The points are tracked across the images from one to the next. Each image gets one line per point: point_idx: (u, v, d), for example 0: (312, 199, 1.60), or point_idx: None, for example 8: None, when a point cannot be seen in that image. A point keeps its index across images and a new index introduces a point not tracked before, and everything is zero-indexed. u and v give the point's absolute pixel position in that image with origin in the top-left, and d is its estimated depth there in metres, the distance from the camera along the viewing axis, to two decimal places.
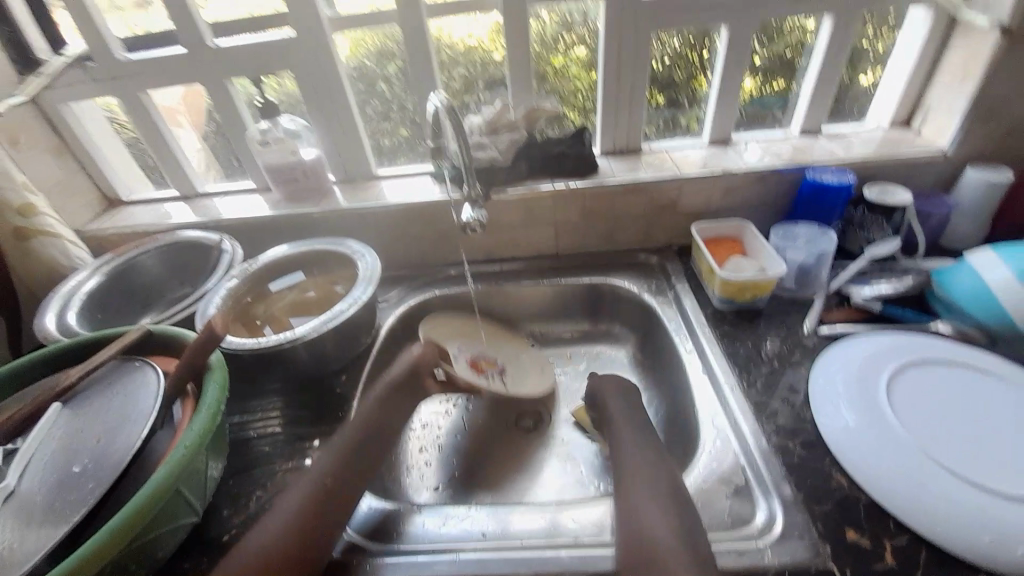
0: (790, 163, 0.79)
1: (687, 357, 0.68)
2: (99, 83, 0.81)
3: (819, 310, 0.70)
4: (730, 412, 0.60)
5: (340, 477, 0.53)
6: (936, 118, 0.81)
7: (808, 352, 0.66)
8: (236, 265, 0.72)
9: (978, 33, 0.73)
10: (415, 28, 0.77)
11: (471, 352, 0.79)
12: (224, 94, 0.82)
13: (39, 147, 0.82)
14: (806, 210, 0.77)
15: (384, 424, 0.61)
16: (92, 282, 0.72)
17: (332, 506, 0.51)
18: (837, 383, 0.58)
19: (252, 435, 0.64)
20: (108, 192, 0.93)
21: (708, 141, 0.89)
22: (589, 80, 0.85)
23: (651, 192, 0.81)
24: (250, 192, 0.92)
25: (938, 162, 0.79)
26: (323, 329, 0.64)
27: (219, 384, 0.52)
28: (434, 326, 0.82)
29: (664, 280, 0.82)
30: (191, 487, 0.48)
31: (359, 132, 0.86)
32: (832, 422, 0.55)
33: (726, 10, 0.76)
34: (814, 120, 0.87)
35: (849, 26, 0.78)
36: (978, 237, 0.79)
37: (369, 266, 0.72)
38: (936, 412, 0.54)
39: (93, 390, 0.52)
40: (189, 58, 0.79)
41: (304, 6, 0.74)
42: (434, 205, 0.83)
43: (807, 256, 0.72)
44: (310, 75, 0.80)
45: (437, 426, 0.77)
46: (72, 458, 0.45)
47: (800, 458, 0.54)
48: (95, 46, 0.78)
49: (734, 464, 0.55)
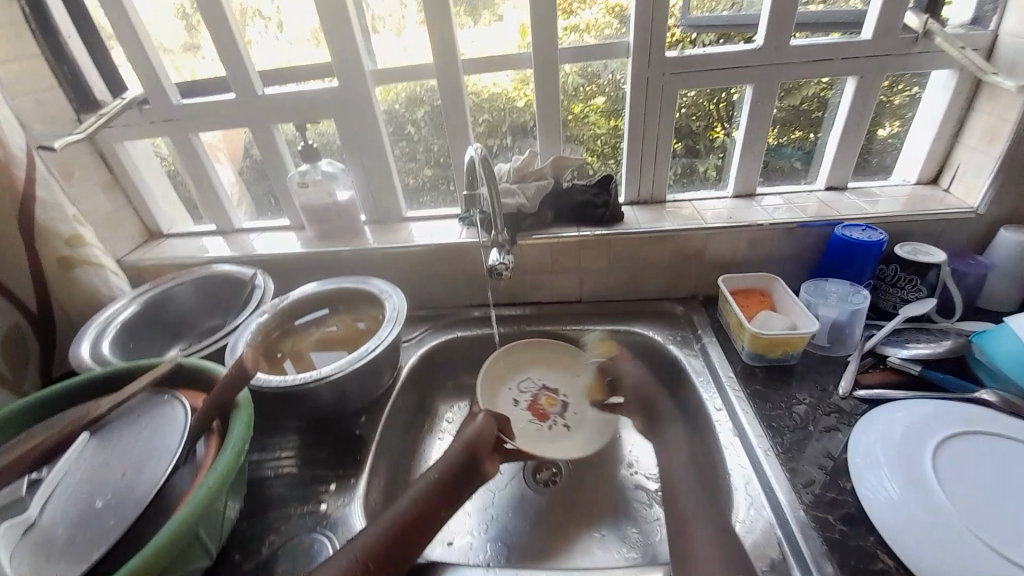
0: (818, 218, 0.79)
1: (716, 416, 0.66)
2: (153, 125, 0.87)
3: (854, 371, 0.68)
4: (763, 477, 0.57)
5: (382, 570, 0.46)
6: (966, 177, 0.80)
7: (844, 416, 0.63)
8: (266, 301, 0.74)
9: (1005, 97, 0.74)
10: (449, 80, 0.81)
11: (534, 392, 0.79)
12: (269, 138, 0.87)
13: (91, 182, 0.87)
14: (835, 266, 0.77)
15: (442, 507, 0.52)
16: (128, 310, 0.75)
17: None
18: (877, 452, 0.56)
19: (268, 474, 0.64)
20: (150, 225, 0.98)
21: (734, 193, 0.90)
22: (608, 127, 0.88)
23: (676, 242, 0.81)
24: (285, 230, 0.96)
25: (970, 221, 0.78)
26: (347, 369, 0.64)
27: (245, 423, 0.52)
28: (504, 357, 0.81)
29: (690, 332, 0.81)
30: (207, 530, 0.47)
31: (389, 174, 0.90)
32: (874, 493, 0.52)
33: (749, 68, 0.79)
34: (839, 176, 0.88)
35: (872, 87, 0.79)
36: (1016, 298, 0.77)
37: (396, 307, 0.73)
38: (994, 488, 0.50)
39: (121, 421, 0.53)
40: (237, 103, 0.84)
41: (349, 60, 0.79)
42: (460, 247, 0.84)
43: (840, 313, 0.71)
44: (349, 122, 0.85)
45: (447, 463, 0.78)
46: (95, 492, 0.45)
47: (841, 534, 0.51)
48: (152, 90, 0.83)
49: (770, 536, 0.52)
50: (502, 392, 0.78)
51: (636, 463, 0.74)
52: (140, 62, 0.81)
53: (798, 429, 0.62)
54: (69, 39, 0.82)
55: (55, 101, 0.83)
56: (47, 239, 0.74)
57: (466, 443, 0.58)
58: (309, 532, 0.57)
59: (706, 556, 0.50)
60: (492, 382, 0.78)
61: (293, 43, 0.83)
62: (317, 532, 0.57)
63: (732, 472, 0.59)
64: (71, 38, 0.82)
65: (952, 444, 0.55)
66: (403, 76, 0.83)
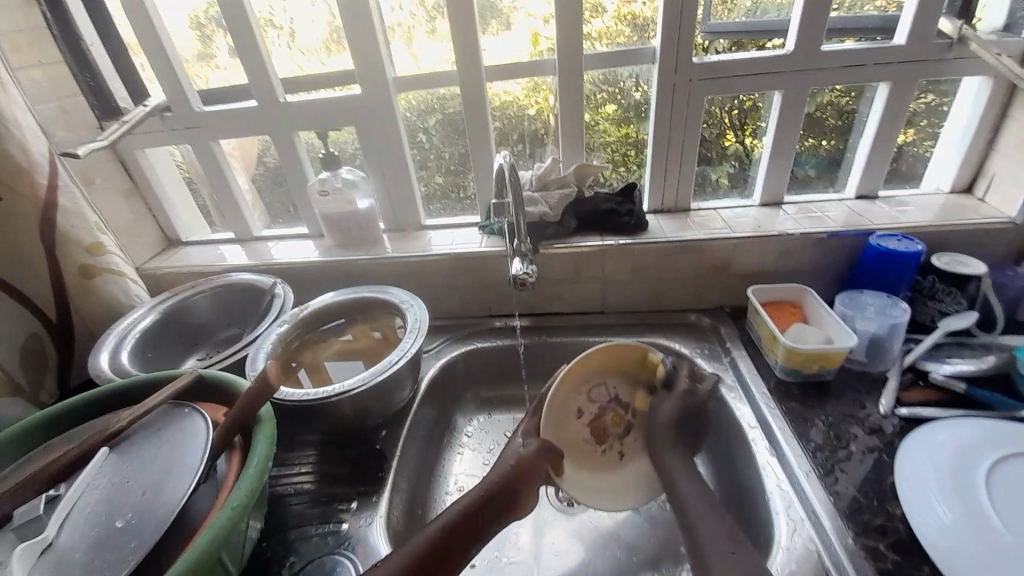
0: (851, 228, 0.77)
1: (751, 434, 0.64)
2: (174, 132, 0.86)
3: (894, 388, 0.66)
4: (805, 500, 0.55)
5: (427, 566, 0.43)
6: (1002, 186, 0.78)
7: (886, 436, 0.61)
8: (287, 310, 0.73)
9: None
10: (470, 88, 0.80)
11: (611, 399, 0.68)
12: (290, 146, 0.87)
13: (112, 190, 0.87)
14: (871, 277, 0.74)
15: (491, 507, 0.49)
16: (147, 320, 0.74)
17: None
18: (927, 476, 0.53)
19: (289, 492, 0.62)
20: (168, 233, 0.97)
21: (760, 202, 0.88)
22: (621, 134, 0.87)
23: (703, 252, 0.79)
24: (304, 238, 0.95)
25: (1009, 231, 0.76)
26: (371, 382, 0.62)
27: (268, 438, 0.51)
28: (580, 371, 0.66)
29: (718, 344, 0.79)
30: (230, 552, 0.45)
31: (409, 181, 0.88)
32: (924, 520, 0.50)
33: (774, 75, 0.77)
34: (869, 185, 0.86)
35: (904, 93, 0.77)
36: None
37: (418, 317, 0.71)
38: None
39: (141, 436, 0.51)
40: (257, 110, 0.83)
41: (370, 67, 0.79)
42: (481, 256, 0.83)
43: (878, 327, 0.68)
44: (368, 129, 0.84)
45: (467, 476, 0.77)
46: (115, 511, 0.44)
47: (894, 564, 0.48)
48: (175, 98, 0.83)
49: (816, 566, 0.49)
50: (568, 411, 0.66)
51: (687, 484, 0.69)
52: (163, 69, 0.81)
53: (838, 449, 0.60)
54: (92, 46, 0.82)
55: (77, 108, 0.83)
56: (68, 247, 0.74)
57: (507, 473, 0.52)
58: (330, 553, 0.55)
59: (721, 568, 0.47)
60: (557, 407, 0.65)
61: (309, 53, 0.82)
62: (338, 554, 0.55)
63: (771, 496, 0.56)
64: (94, 45, 0.82)
65: (1008, 468, 0.52)
66: (422, 83, 0.82)
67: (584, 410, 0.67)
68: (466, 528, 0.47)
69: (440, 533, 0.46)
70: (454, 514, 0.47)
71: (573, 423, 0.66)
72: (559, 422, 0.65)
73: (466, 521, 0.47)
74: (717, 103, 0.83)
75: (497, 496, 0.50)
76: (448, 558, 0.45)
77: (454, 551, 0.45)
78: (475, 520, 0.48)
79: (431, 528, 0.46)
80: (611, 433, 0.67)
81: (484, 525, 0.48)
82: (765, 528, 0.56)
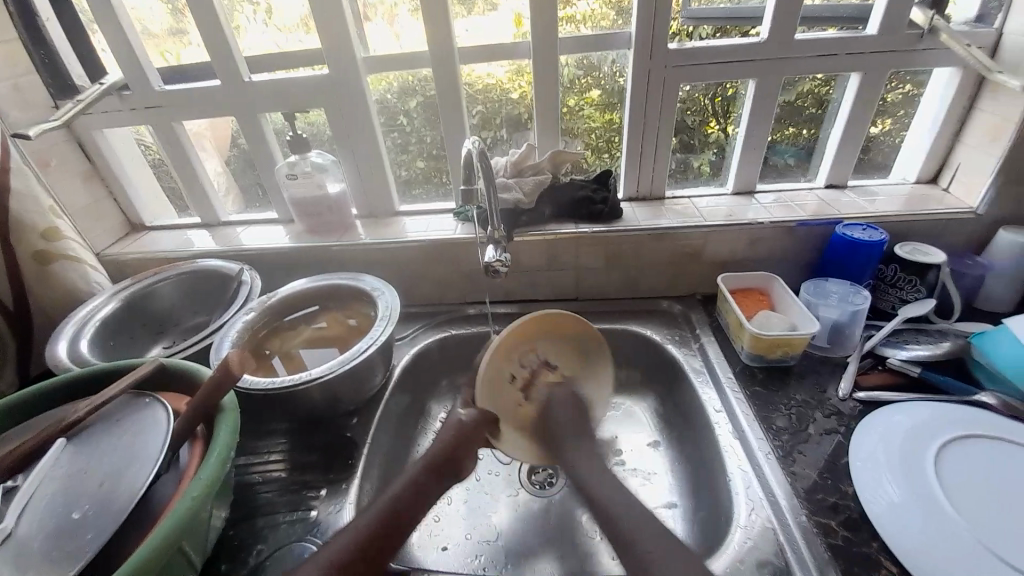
0: (818, 217, 0.78)
1: (716, 417, 0.65)
2: (134, 111, 0.83)
3: (854, 373, 0.68)
4: (764, 481, 0.57)
5: (397, 508, 0.47)
6: (965, 177, 0.80)
7: (845, 419, 0.63)
8: (254, 298, 0.72)
9: (1007, 96, 0.72)
10: (445, 71, 0.78)
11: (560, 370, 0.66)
12: (257, 128, 0.84)
13: (70, 172, 0.84)
14: (837, 266, 0.76)
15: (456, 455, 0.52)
16: (109, 307, 0.72)
17: (387, 537, 0.45)
18: (879, 457, 0.55)
19: (256, 480, 0.62)
20: (131, 216, 0.94)
21: (733, 190, 0.89)
22: (605, 121, 0.86)
23: (675, 240, 0.80)
24: (275, 224, 0.93)
25: (970, 222, 0.78)
26: (339, 370, 0.62)
27: (231, 428, 0.50)
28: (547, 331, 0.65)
29: (688, 331, 0.80)
30: (192, 540, 0.45)
31: (383, 166, 0.87)
32: (875, 499, 0.52)
33: (748, 62, 0.77)
34: (840, 174, 0.87)
35: (875, 84, 0.78)
36: (1014, 299, 0.76)
37: (389, 305, 0.71)
38: (991, 491, 0.50)
39: (101, 425, 0.50)
40: (222, 89, 0.80)
41: (340, 47, 0.76)
42: (455, 244, 0.82)
43: (840, 314, 0.70)
44: (340, 112, 0.82)
45: None
46: (72, 502, 0.43)
47: (844, 540, 0.50)
48: (133, 76, 0.80)
49: (771, 541, 0.51)
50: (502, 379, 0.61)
51: (651, 467, 0.72)
52: (122, 46, 0.78)
53: (799, 432, 0.62)
54: (46, 20, 0.78)
55: (32, 86, 0.79)
56: (21, 231, 0.71)
57: (456, 439, 0.53)
58: (298, 539, 0.55)
59: None
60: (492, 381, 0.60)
61: (284, 30, 0.80)
62: (306, 540, 0.55)
63: (732, 476, 0.58)
64: (48, 20, 0.78)
65: (955, 449, 0.54)
66: (397, 63, 0.80)
67: (516, 376, 0.62)
68: (416, 496, 0.48)
69: (390, 505, 0.47)
70: (404, 484, 0.49)
71: (505, 389, 0.61)
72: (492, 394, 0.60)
73: (416, 492, 0.49)
74: (704, 90, 0.83)
75: (446, 466, 0.51)
76: (399, 525, 0.46)
77: (404, 518, 0.46)
78: (422, 490, 0.49)
79: (382, 501, 0.47)
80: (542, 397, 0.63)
81: (431, 492, 0.49)
82: (725, 507, 0.57)
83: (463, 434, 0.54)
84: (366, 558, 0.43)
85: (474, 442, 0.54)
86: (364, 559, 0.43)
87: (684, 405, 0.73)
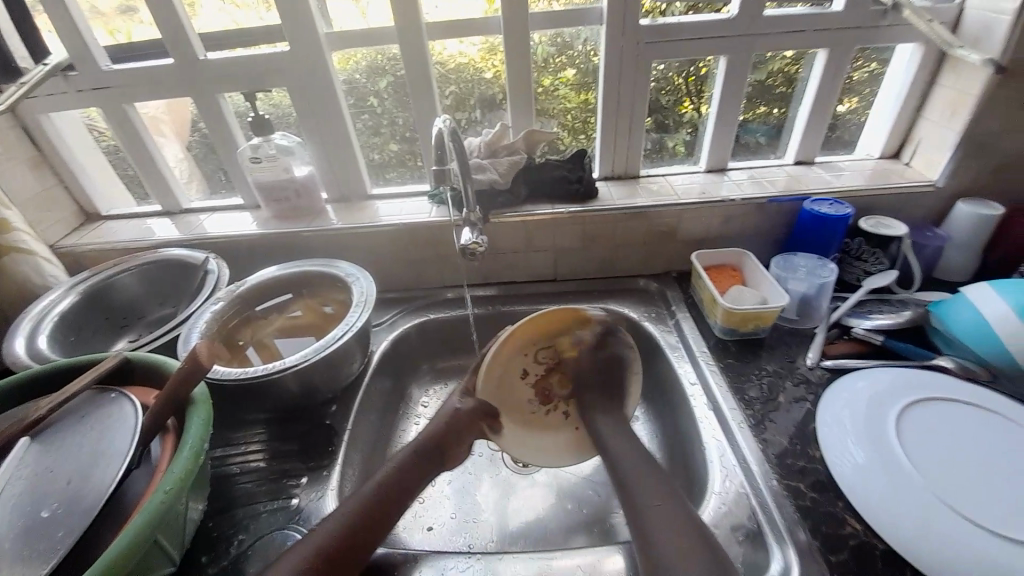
0: (788, 193, 0.80)
1: (691, 390, 0.67)
2: (83, 94, 0.78)
3: (821, 343, 0.70)
4: (738, 450, 0.59)
5: (389, 488, 0.48)
6: (926, 152, 0.82)
7: (813, 388, 0.65)
8: (222, 287, 0.69)
9: (967, 71, 0.74)
10: (414, 49, 0.76)
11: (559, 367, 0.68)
12: (217, 110, 0.80)
13: (16, 159, 0.79)
14: (806, 240, 0.78)
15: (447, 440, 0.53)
16: (66, 301, 0.68)
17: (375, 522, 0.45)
18: (844, 421, 0.58)
19: (233, 471, 0.61)
20: (86, 206, 0.89)
21: (706, 168, 0.90)
22: (579, 101, 0.85)
23: (650, 218, 0.80)
24: (241, 211, 0.90)
25: (930, 194, 0.80)
26: (314, 357, 0.61)
27: (203, 419, 0.49)
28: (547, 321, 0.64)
29: (664, 308, 0.82)
30: (168, 534, 0.44)
31: (353, 149, 0.84)
32: (841, 461, 0.54)
33: (717, 39, 0.77)
34: (808, 151, 0.89)
35: (842, 60, 0.79)
36: (968, 268, 0.80)
37: (364, 290, 0.69)
38: (946, 450, 0.53)
39: (65, 422, 0.48)
40: (175, 68, 0.76)
41: (302, 23, 0.73)
42: (431, 227, 0.81)
43: (808, 287, 0.72)
44: (306, 93, 0.79)
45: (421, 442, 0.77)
46: (39, 502, 0.41)
47: (812, 501, 0.52)
48: (79, 56, 0.75)
49: (745, 506, 0.53)
50: (511, 373, 0.63)
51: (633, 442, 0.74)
52: (62, 21, 0.72)
53: (769, 401, 0.64)
54: None
55: None
56: None
57: (444, 428, 0.54)
58: (280, 528, 0.55)
59: None
60: (497, 374, 0.62)
61: (241, 7, 0.75)
62: (289, 527, 0.55)
63: (707, 447, 0.60)
64: None
65: (916, 412, 0.57)
66: (363, 41, 0.77)
67: (528, 371, 0.65)
68: (404, 479, 0.49)
69: (379, 488, 0.47)
70: (391, 470, 0.49)
71: (515, 385, 0.64)
72: (498, 389, 0.63)
73: (403, 474, 0.49)
74: (679, 66, 0.82)
75: (432, 451, 0.52)
76: (387, 510, 0.46)
77: (392, 502, 0.47)
78: (409, 472, 0.50)
79: (366, 485, 0.48)
80: (556, 395, 0.65)
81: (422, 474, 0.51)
82: (701, 476, 0.60)
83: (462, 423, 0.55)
84: (356, 544, 0.43)
85: (466, 431, 0.55)
86: (352, 542, 0.43)
87: (661, 381, 0.74)
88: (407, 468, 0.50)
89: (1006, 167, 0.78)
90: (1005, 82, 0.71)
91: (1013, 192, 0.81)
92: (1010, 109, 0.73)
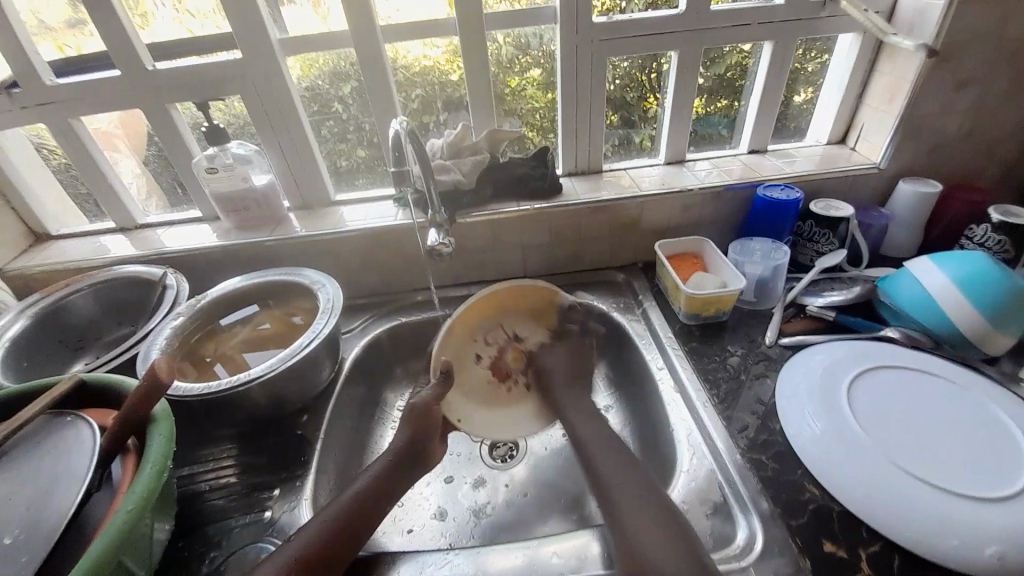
0: (742, 180, 0.83)
1: (659, 374, 0.69)
2: (26, 109, 0.75)
3: (778, 322, 0.74)
4: (702, 428, 0.61)
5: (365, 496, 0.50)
6: (869, 136, 0.86)
7: (772, 364, 0.68)
8: (182, 302, 0.68)
9: (902, 57, 0.79)
10: (372, 51, 0.75)
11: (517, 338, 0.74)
12: (168, 120, 0.78)
13: None
14: (761, 225, 0.81)
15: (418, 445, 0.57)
16: (18, 325, 0.66)
17: (359, 521, 0.49)
18: (802, 394, 0.60)
19: (203, 488, 0.59)
20: (35, 226, 0.86)
21: (666, 160, 0.92)
22: (546, 100, 0.86)
23: (614, 210, 0.82)
24: (199, 223, 0.88)
25: (874, 175, 0.85)
26: (281, 366, 0.60)
27: (165, 436, 0.48)
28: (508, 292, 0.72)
29: (632, 298, 0.83)
30: (133, 553, 0.42)
31: (315, 155, 0.84)
32: (800, 432, 0.56)
33: (672, 34, 0.79)
34: (760, 139, 0.92)
35: (785, 51, 0.83)
36: (912, 244, 0.84)
37: (330, 297, 0.69)
38: (895, 415, 0.56)
39: (19, 449, 0.46)
40: (125, 81, 0.74)
41: (254, 26, 0.71)
42: (397, 229, 0.81)
43: (764, 269, 0.76)
44: (263, 99, 0.78)
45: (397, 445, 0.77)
46: (1, 528, 0.40)
47: (774, 471, 0.55)
48: (19, 71, 0.72)
49: (712, 482, 0.56)
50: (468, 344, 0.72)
51: (608, 432, 0.75)
52: (1, 38, 0.69)
53: (733, 379, 0.66)
54: None
55: None
56: None
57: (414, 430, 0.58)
58: (254, 541, 0.54)
59: (628, 484, 0.51)
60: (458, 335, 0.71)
61: (197, 15, 0.74)
62: (263, 539, 0.54)
63: (676, 428, 0.62)
64: None
65: (868, 382, 0.60)
66: (319, 45, 0.76)
67: (482, 355, 0.73)
68: (376, 492, 0.51)
69: (356, 495, 0.50)
70: (369, 478, 0.52)
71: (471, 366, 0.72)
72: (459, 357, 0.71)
73: (378, 487, 0.52)
74: (643, 59, 0.84)
75: (411, 456, 0.56)
76: (368, 514, 0.49)
77: (369, 513, 0.49)
78: (388, 479, 0.53)
79: (343, 495, 0.50)
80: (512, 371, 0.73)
81: (400, 479, 0.54)
82: (670, 457, 0.61)
83: (416, 418, 0.59)
84: (329, 552, 0.45)
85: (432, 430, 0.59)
86: (325, 553, 0.45)
87: (630, 369, 0.76)
88: (385, 475, 0.53)
89: (941, 147, 0.83)
90: (936, 67, 0.75)
91: (949, 170, 0.85)
92: (941, 92, 0.78)
